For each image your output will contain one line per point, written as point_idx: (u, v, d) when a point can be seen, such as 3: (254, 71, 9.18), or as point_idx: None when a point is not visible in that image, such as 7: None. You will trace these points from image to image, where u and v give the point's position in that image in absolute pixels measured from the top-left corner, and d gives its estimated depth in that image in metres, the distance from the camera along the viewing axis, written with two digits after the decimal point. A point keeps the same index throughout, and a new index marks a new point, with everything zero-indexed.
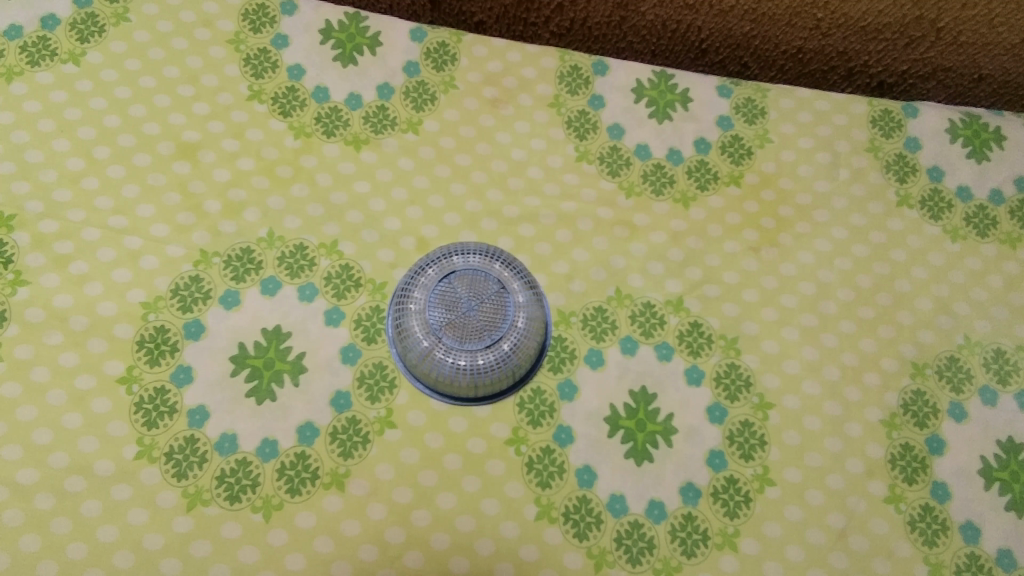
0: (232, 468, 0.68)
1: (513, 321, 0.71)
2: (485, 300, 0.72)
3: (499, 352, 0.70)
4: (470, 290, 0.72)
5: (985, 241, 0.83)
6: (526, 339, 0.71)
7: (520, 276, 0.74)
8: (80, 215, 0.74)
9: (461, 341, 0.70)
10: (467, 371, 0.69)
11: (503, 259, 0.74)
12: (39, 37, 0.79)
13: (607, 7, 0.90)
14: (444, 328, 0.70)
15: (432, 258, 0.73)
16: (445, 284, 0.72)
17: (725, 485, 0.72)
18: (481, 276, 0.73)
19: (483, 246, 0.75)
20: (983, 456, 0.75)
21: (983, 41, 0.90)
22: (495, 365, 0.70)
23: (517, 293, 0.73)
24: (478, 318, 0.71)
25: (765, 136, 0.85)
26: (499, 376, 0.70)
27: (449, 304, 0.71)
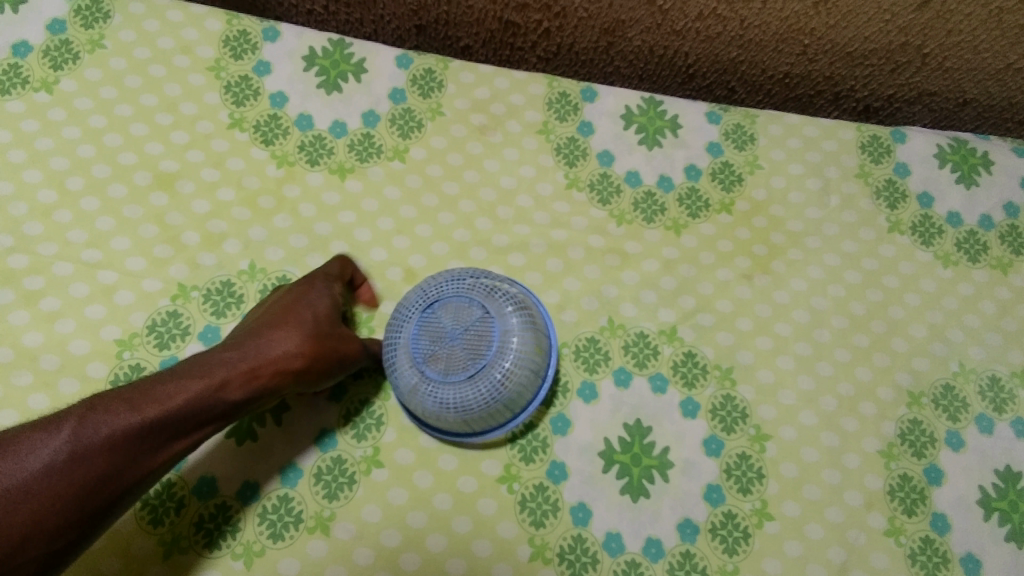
0: (211, 513, 0.66)
1: (501, 347, 0.66)
2: (472, 325, 0.67)
3: (485, 382, 0.65)
4: (454, 316, 0.67)
5: (977, 266, 0.83)
6: (517, 368, 0.66)
7: (510, 299, 0.68)
8: (52, 249, 0.72)
9: (445, 375, 0.66)
10: (453, 406, 0.66)
11: (489, 279, 0.69)
12: (11, 65, 0.77)
13: (595, 33, 0.91)
14: (427, 361, 0.67)
15: (418, 287, 0.70)
16: (429, 313, 0.68)
17: (723, 520, 0.70)
18: (467, 302, 0.68)
19: (471, 269, 0.70)
20: (982, 485, 0.74)
21: (969, 67, 0.91)
22: (482, 398, 0.65)
23: (506, 319, 0.67)
24: (464, 347, 0.66)
25: (754, 162, 0.85)
26: (491, 408, 0.66)
27: (433, 335, 0.67)
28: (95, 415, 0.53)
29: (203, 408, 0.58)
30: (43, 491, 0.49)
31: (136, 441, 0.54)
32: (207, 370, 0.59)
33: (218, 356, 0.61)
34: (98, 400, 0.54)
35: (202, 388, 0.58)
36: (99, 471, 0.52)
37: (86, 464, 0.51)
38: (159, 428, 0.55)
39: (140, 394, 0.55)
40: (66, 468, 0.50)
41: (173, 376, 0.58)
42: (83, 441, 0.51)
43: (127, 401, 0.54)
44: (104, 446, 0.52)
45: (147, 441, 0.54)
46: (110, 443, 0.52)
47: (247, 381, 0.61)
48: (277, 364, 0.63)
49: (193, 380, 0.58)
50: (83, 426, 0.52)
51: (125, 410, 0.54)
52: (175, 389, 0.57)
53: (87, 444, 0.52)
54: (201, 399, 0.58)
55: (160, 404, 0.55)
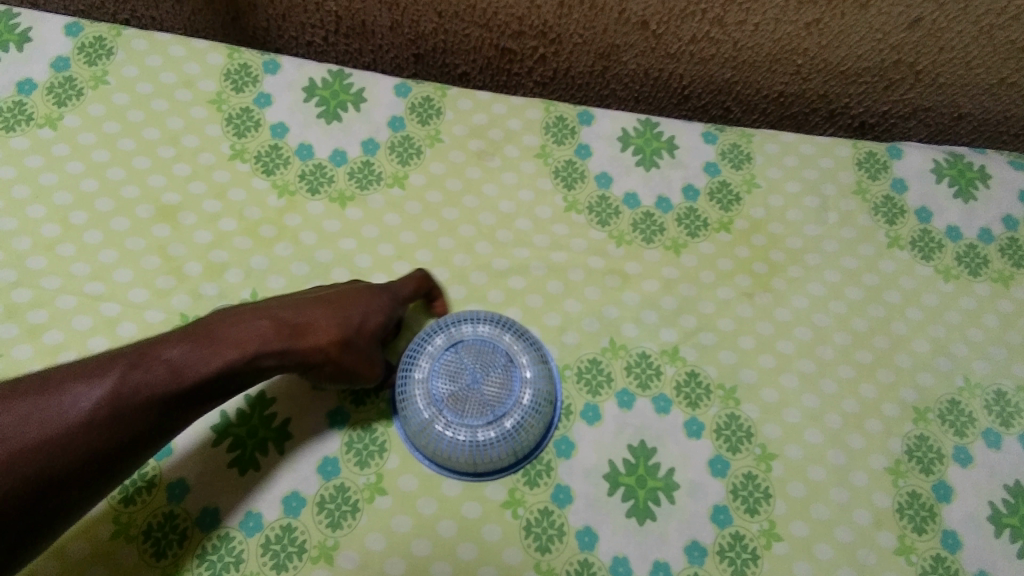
0: (214, 545, 0.66)
1: (520, 395, 0.69)
2: (494, 372, 0.70)
3: (502, 428, 0.68)
4: (478, 359, 0.70)
5: (978, 280, 0.83)
6: (531, 419, 0.69)
7: (530, 349, 0.71)
8: (55, 282, 0.73)
9: (462, 416, 0.68)
10: (465, 447, 0.67)
11: (513, 327, 0.72)
12: (15, 102, 0.79)
13: (590, 58, 0.93)
14: (446, 400, 0.68)
15: (442, 325, 0.72)
16: (451, 353, 0.70)
17: (731, 542, 0.69)
18: (490, 347, 0.71)
19: (495, 315, 0.73)
20: (992, 502, 0.73)
21: (962, 82, 0.91)
22: (496, 443, 0.67)
23: (526, 368, 0.70)
24: (485, 390, 0.69)
25: (751, 181, 0.85)
26: (502, 454, 0.68)
27: (452, 374, 0.69)
28: (133, 375, 0.56)
29: (234, 375, 0.61)
30: (85, 443, 0.53)
31: (168, 404, 0.57)
32: (244, 340, 0.61)
33: (258, 327, 0.63)
34: (138, 358, 0.57)
35: (235, 357, 0.60)
36: (134, 426, 0.55)
37: (123, 419, 0.55)
38: (190, 392, 0.58)
39: (178, 354, 0.58)
40: (105, 420, 0.54)
41: (209, 340, 0.60)
42: (121, 400, 0.55)
43: (163, 363, 0.57)
44: (140, 406, 0.56)
45: (178, 403, 0.58)
46: (145, 403, 0.56)
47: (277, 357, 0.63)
48: (304, 348, 0.65)
49: (229, 347, 0.60)
50: (122, 386, 0.55)
51: (161, 373, 0.57)
52: (209, 355, 0.59)
53: (127, 399, 0.55)
54: (231, 368, 0.60)
55: (195, 368, 0.58)
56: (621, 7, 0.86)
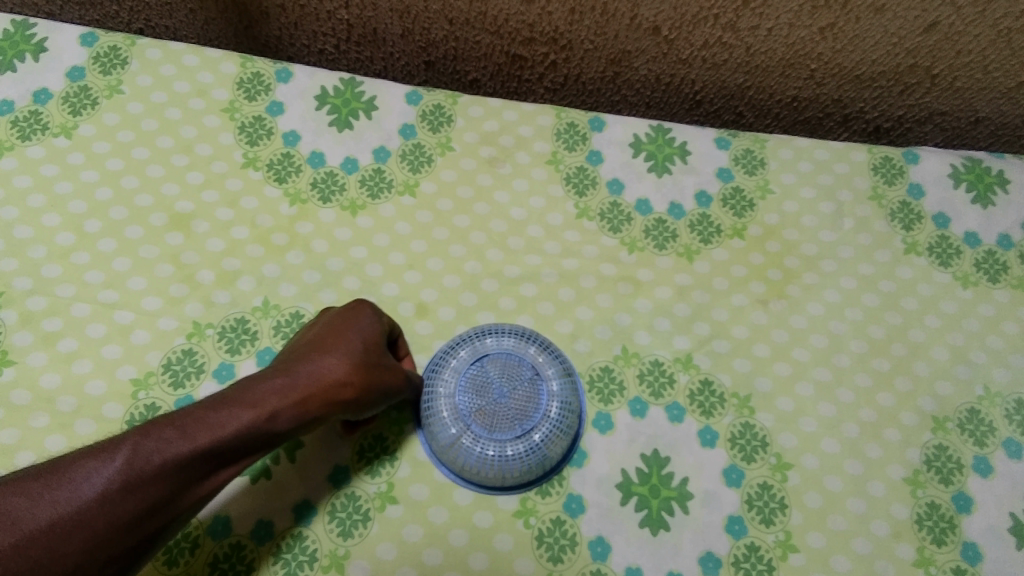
0: (226, 553, 0.66)
1: (548, 409, 0.68)
2: (521, 385, 0.69)
3: (532, 443, 0.67)
4: (506, 373, 0.69)
5: (997, 286, 0.81)
6: (558, 432, 0.68)
7: (555, 362, 0.71)
8: (69, 290, 0.74)
9: (490, 430, 0.67)
10: (495, 462, 0.67)
11: (538, 341, 0.72)
12: (31, 112, 0.80)
13: (601, 64, 0.93)
14: (473, 415, 0.68)
15: (465, 338, 0.71)
16: (477, 367, 0.70)
17: (746, 553, 0.69)
18: (515, 360, 0.70)
19: (518, 327, 0.73)
20: (1013, 513, 0.71)
21: (979, 86, 0.90)
22: (525, 457, 0.67)
23: (551, 380, 0.70)
24: (513, 405, 0.68)
25: (765, 187, 0.84)
26: (531, 469, 0.67)
27: (479, 388, 0.69)
28: (147, 444, 0.55)
29: (253, 436, 0.59)
30: (100, 520, 0.52)
31: (185, 471, 0.55)
32: (258, 398, 0.60)
33: (270, 382, 0.61)
34: (149, 428, 0.56)
35: (251, 417, 0.59)
36: (151, 499, 0.54)
37: (140, 493, 0.53)
38: (208, 457, 0.57)
39: (192, 420, 0.57)
40: (120, 495, 0.53)
41: (224, 403, 0.59)
42: (134, 471, 0.53)
43: (175, 430, 0.56)
44: (156, 476, 0.54)
45: (196, 469, 0.56)
46: (161, 473, 0.54)
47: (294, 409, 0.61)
48: (322, 396, 0.63)
49: (244, 408, 0.59)
50: (133, 456, 0.54)
51: (173, 440, 0.56)
52: (226, 418, 0.58)
53: (141, 471, 0.54)
54: (249, 428, 0.59)
55: (210, 432, 0.57)
56: (633, 13, 0.86)
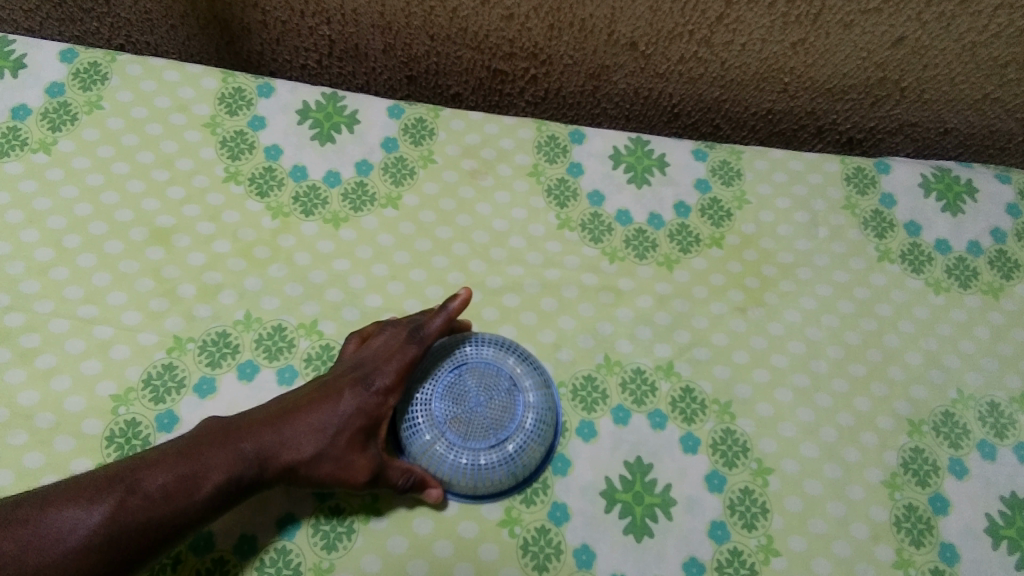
0: (208, 569, 0.65)
1: (524, 421, 0.68)
2: (499, 396, 0.69)
3: (505, 454, 0.67)
4: (484, 383, 0.69)
5: (968, 292, 0.84)
6: (533, 443, 0.68)
7: (532, 373, 0.71)
8: (48, 306, 0.74)
9: (465, 439, 0.67)
10: (467, 471, 0.66)
11: (518, 352, 0.72)
12: (10, 127, 0.80)
13: (581, 78, 0.95)
14: (448, 422, 0.67)
15: (445, 345, 0.71)
16: (455, 374, 0.69)
17: (729, 558, 0.69)
18: (493, 369, 0.70)
19: (498, 336, 0.72)
20: (988, 513, 0.73)
21: (947, 98, 0.93)
22: (497, 467, 0.67)
23: (528, 391, 0.69)
24: (489, 415, 0.68)
25: (742, 197, 0.86)
26: (501, 480, 0.68)
27: (456, 396, 0.68)
28: (126, 503, 0.59)
29: (223, 498, 0.62)
30: (80, 568, 0.57)
31: (162, 530, 0.59)
32: (233, 463, 0.62)
33: (245, 446, 0.63)
34: (128, 485, 0.59)
35: (222, 481, 0.62)
36: (128, 554, 0.58)
37: (115, 548, 0.58)
38: (181, 518, 0.60)
39: (170, 480, 0.60)
40: (98, 548, 0.57)
41: (199, 464, 0.62)
42: (117, 527, 0.58)
43: (157, 489, 0.60)
44: (133, 533, 0.58)
45: (169, 529, 0.60)
46: (138, 531, 0.58)
47: (270, 476, 0.64)
48: (310, 468, 0.65)
49: (217, 471, 0.62)
50: (117, 512, 0.58)
51: (155, 500, 0.59)
52: (198, 481, 0.61)
53: (118, 528, 0.58)
54: (219, 491, 0.62)
55: (185, 495, 0.60)
56: (611, 29, 0.87)
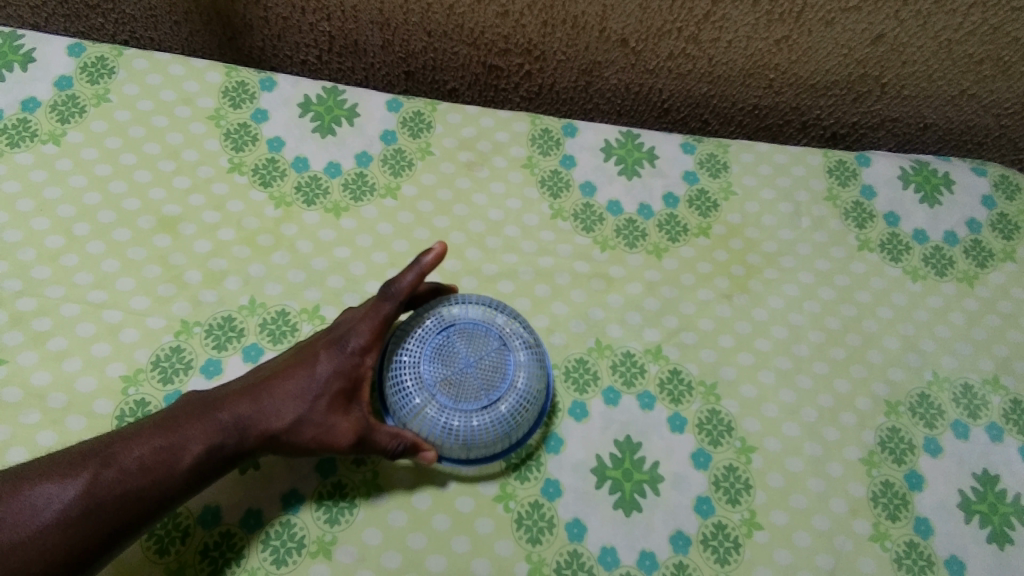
0: (216, 542, 0.68)
1: (516, 379, 0.68)
2: (489, 355, 0.68)
3: (497, 414, 0.67)
4: (473, 342, 0.68)
5: (944, 280, 0.87)
6: (524, 403, 0.68)
7: (522, 334, 0.70)
8: (59, 291, 0.76)
9: (456, 401, 0.67)
10: (460, 433, 0.66)
11: (506, 311, 0.71)
12: (20, 119, 0.83)
13: (573, 74, 0.98)
14: (438, 385, 0.67)
15: (432, 307, 0.70)
16: (443, 336, 0.68)
17: (714, 531, 0.72)
18: (481, 331, 0.69)
19: (485, 298, 0.72)
20: (961, 489, 0.76)
21: (925, 94, 0.96)
22: (490, 429, 0.67)
23: (518, 351, 0.69)
24: (480, 375, 0.67)
25: (728, 189, 0.90)
26: (495, 441, 0.67)
27: (445, 358, 0.67)
28: (103, 476, 0.61)
29: (203, 468, 0.64)
30: (60, 541, 0.59)
31: (140, 502, 0.62)
32: (211, 433, 0.65)
33: (223, 416, 0.66)
34: (104, 459, 0.62)
35: (201, 451, 0.64)
36: (108, 526, 0.61)
37: (94, 520, 0.60)
38: (161, 489, 0.62)
39: (145, 453, 0.63)
40: (77, 521, 0.60)
41: (176, 435, 0.64)
42: (92, 499, 0.60)
43: (134, 462, 0.62)
44: (111, 505, 0.61)
45: (149, 500, 0.62)
46: (116, 503, 0.61)
47: (250, 444, 0.66)
48: (292, 434, 0.67)
49: (195, 442, 0.64)
50: (92, 485, 0.61)
51: (130, 473, 0.62)
52: (177, 452, 0.63)
53: (95, 501, 0.61)
54: (198, 461, 0.64)
55: (162, 466, 0.63)
56: (602, 26, 0.91)
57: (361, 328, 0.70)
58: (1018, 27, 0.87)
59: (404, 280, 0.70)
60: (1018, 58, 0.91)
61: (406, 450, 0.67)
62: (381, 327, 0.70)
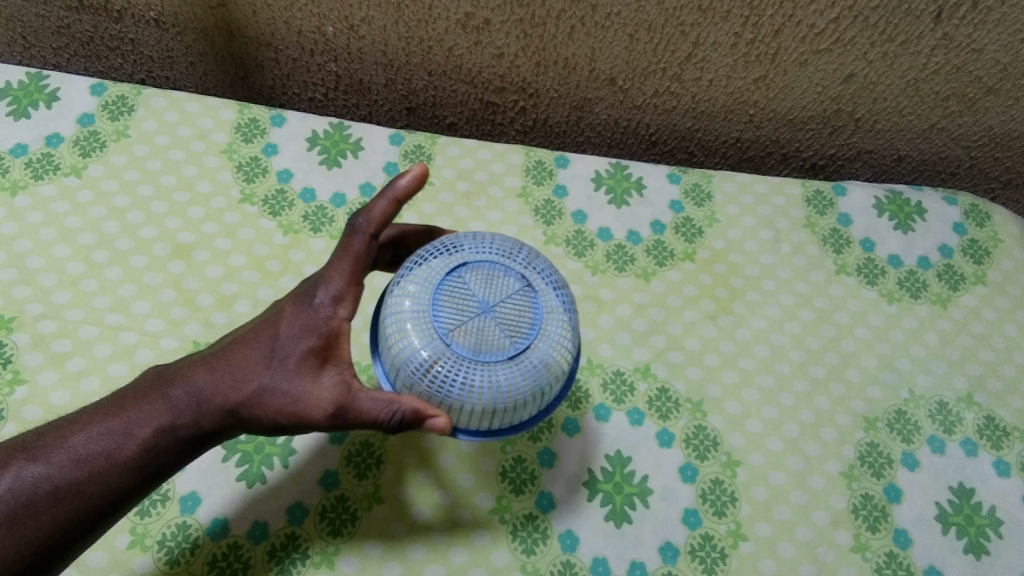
0: (223, 553, 0.71)
1: (543, 326, 0.63)
2: (510, 299, 0.63)
3: (526, 365, 0.61)
4: (491, 286, 0.63)
5: (918, 302, 0.92)
6: (551, 355, 0.62)
7: (543, 281, 0.65)
8: (77, 314, 0.80)
9: (475, 352, 0.60)
10: (482, 389, 0.60)
11: (524, 254, 0.66)
12: (44, 154, 0.88)
13: (566, 110, 1.04)
14: (453, 334, 0.61)
15: (442, 253, 0.65)
16: (456, 281, 0.63)
17: (701, 542, 0.76)
18: (498, 276, 0.64)
19: (501, 244, 0.66)
20: (938, 502, 0.80)
21: (898, 128, 1.02)
22: (517, 381, 0.61)
23: (540, 299, 0.64)
24: (502, 322, 0.62)
25: (712, 217, 0.95)
26: (524, 397, 0.61)
27: (460, 305, 0.62)
28: (35, 471, 0.61)
29: (152, 452, 0.63)
30: None
31: (79, 494, 0.61)
32: (157, 415, 0.64)
33: (174, 395, 0.64)
34: (36, 452, 0.62)
35: (147, 435, 0.63)
36: (45, 522, 0.61)
37: (29, 518, 0.60)
38: (102, 479, 0.62)
39: (82, 443, 0.62)
40: (11, 520, 0.60)
41: (120, 420, 0.64)
42: (23, 498, 0.60)
43: (67, 455, 0.62)
44: (47, 501, 0.61)
45: (89, 493, 0.61)
46: (52, 498, 0.61)
47: (208, 421, 0.64)
48: (255, 406, 0.64)
49: (140, 427, 0.63)
50: (20, 483, 0.61)
51: (65, 466, 0.62)
52: (121, 439, 0.63)
53: (28, 499, 0.60)
54: (143, 446, 0.63)
55: (101, 456, 0.62)
56: (591, 66, 0.97)
57: (332, 276, 0.66)
58: (980, 67, 0.93)
59: (372, 211, 0.67)
60: (982, 95, 0.97)
61: (405, 419, 0.60)
62: (353, 268, 0.66)
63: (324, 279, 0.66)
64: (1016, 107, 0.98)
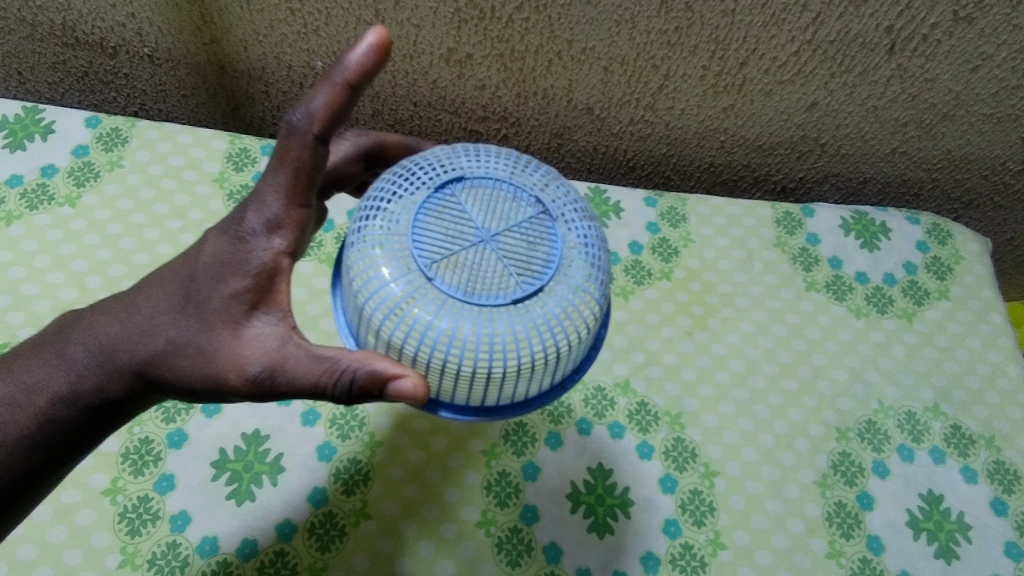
0: (213, 571, 0.72)
1: (547, 276, 0.60)
2: (510, 239, 0.61)
3: (523, 310, 0.59)
4: (489, 223, 0.61)
5: (885, 317, 0.96)
6: (552, 306, 0.60)
7: (553, 226, 0.63)
8: None
9: (464, 291, 0.58)
10: (467, 329, 0.58)
11: (530, 193, 0.64)
12: (39, 184, 0.91)
13: (546, 137, 1.09)
14: (442, 267, 0.59)
15: (442, 180, 0.63)
16: (453, 212, 0.61)
17: (681, 551, 0.78)
18: (504, 213, 0.62)
19: (513, 181, 0.64)
20: (909, 508, 0.83)
21: (861, 152, 1.08)
22: (508, 327, 0.58)
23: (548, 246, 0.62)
24: (500, 259, 0.60)
25: (687, 237, 0.99)
26: (520, 346, 0.58)
27: (453, 238, 0.60)
28: None
29: (52, 423, 0.63)
30: None
31: None
32: (51, 381, 0.63)
33: (69, 357, 0.64)
34: None
35: (42, 405, 0.63)
36: None
37: None
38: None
39: None
40: None
41: (13, 390, 0.63)
42: None
43: None
44: None
45: None
46: None
47: (108, 386, 0.63)
48: (160, 366, 0.62)
49: (34, 397, 0.63)
50: None
51: None
52: (13, 412, 0.62)
53: None
54: (41, 418, 0.63)
55: None
56: (569, 97, 1.01)
57: (268, 198, 0.60)
58: (934, 95, 0.98)
59: (313, 103, 0.58)
60: (938, 120, 1.02)
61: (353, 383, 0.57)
62: (291, 182, 0.60)
63: (259, 203, 0.61)
64: (971, 132, 1.04)
